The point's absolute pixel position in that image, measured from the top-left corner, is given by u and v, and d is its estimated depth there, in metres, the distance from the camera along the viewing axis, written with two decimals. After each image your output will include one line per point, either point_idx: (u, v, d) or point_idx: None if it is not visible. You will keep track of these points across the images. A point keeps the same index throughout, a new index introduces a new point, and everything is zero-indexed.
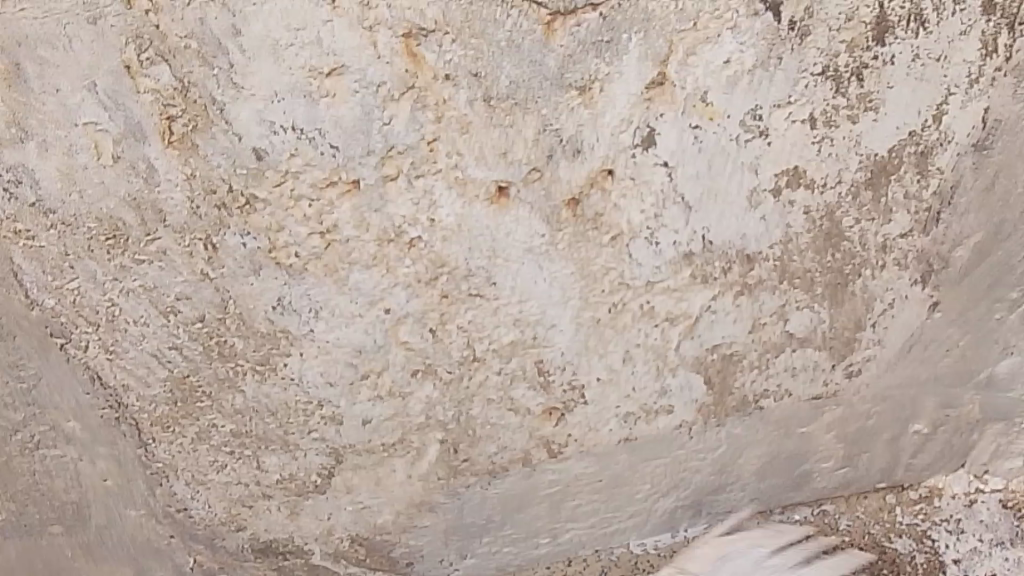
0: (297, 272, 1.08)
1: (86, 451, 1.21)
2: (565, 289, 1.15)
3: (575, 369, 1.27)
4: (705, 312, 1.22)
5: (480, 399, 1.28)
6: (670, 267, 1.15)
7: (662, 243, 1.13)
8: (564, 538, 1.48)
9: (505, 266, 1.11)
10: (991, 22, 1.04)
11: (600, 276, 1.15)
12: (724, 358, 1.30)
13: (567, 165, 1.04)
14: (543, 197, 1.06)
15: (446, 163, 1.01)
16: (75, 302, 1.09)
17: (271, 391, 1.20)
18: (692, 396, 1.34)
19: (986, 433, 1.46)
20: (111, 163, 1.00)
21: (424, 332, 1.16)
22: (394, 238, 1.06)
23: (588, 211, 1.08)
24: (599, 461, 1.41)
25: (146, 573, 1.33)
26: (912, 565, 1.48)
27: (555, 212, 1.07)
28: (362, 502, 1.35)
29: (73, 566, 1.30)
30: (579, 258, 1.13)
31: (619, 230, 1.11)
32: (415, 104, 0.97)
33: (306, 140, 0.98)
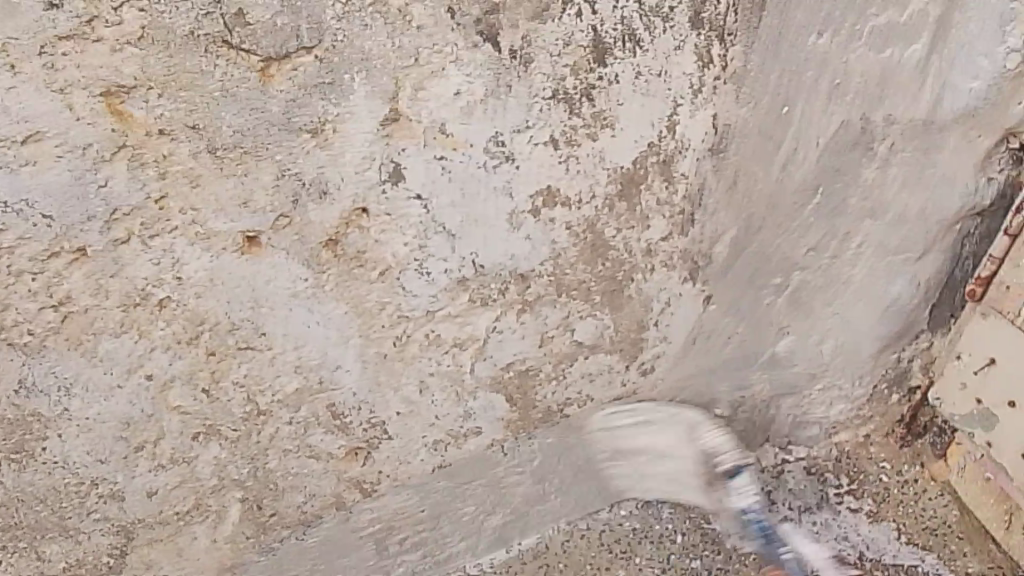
0: (36, 351, 0.98)
1: None
2: (341, 328, 1.12)
3: (371, 407, 1.25)
4: (492, 333, 1.24)
5: (275, 451, 1.22)
6: (446, 295, 1.17)
7: (435, 274, 1.14)
8: (396, 574, 1.45)
9: (272, 314, 1.07)
10: (701, 36, 1.10)
11: (375, 311, 1.13)
12: (521, 375, 1.33)
13: (316, 208, 1.01)
14: (296, 242, 1.02)
15: (183, 221, 0.96)
16: None
17: (34, 477, 1.11)
18: (496, 414, 1.36)
19: (781, 408, 1.52)
20: None
21: (196, 393, 1.10)
22: (140, 302, 0.99)
23: (349, 249, 1.06)
24: (417, 492, 1.39)
25: None
26: (731, 543, 1.49)
27: (314, 255, 1.04)
28: (167, 573, 1.28)
29: None
30: (349, 296, 1.10)
31: (386, 265, 1.09)
32: (132, 163, 0.91)
33: (13, 212, 0.90)
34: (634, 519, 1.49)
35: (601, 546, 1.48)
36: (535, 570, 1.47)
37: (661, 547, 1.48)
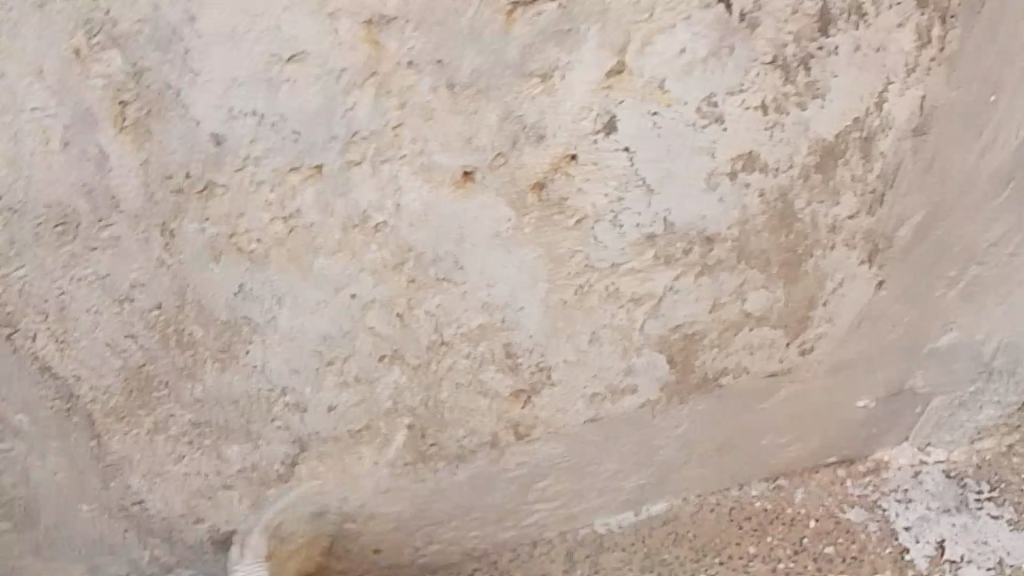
0: (260, 259, 1.04)
1: (36, 446, 1.19)
2: (532, 272, 1.16)
3: (543, 352, 1.28)
4: (669, 292, 1.26)
5: (448, 382, 1.27)
6: (633, 249, 1.18)
7: (627, 228, 1.15)
8: (529, 521, 1.53)
9: (473, 249, 1.10)
10: (926, 14, 1.07)
11: (565, 258, 1.16)
12: (687, 337, 1.34)
13: (530, 151, 1.03)
14: (507, 182, 1.05)
15: (411, 149, 0.99)
16: (23, 292, 1.01)
17: (233, 380, 1.18)
18: (657, 374, 1.38)
19: (928, 407, 1.57)
20: (60, 150, 0.91)
21: (391, 317, 1.15)
22: (359, 224, 1.04)
23: (553, 196, 1.08)
24: (566, 443, 1.43)
25: (100, 567, 1.36)
26: (865, 533, 1.54)
27: (520, 198, 1.07)
28: (332, 489, 1.36)
29: (23, 560, 1.32)
30: (545, 241, 1.13)
31: (584, 214, 1.12)
32: (378, 91, 0.93)
33: (268, 125, 0.93)
34: (765, 501, 1.60)
35: (731, 522, 1.57)
36: (665, 535, 1.56)
37: (793, 529, 1.56)
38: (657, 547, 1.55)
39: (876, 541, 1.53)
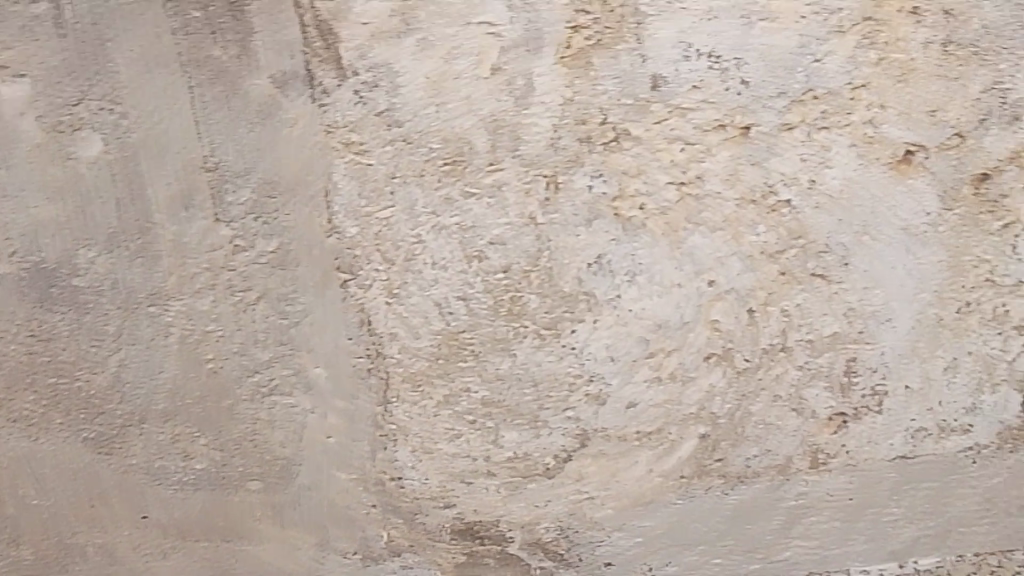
0: (633, 228, 0.99)
1: (320, 403, 1.14)
2: (923, 277, 1.04)
3: (887, 375, 1.12)
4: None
5: (767, 395, 1.14)
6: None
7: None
8: (781, 558, 1.33)
9: (871, 245, 1.02)
10: None
11: (969, 268, 1.04)
12: None
13: (995, 133, 0.98)
14: (951, 170, 0.99)
15: (861, 117, 0.97)
16: (378, 233, 0.97)
17: (544, 359, 1.16)
18: (1002, 417, 1.26)
19: None
20: (491, 75, 0.94)
21: (741, 314, 1.04)
22: (757, 200, 0.99)
23: (993, 192, 1.01)
24: (859, 477, 1.30)
25: (326, 548, 1.25)
26: None
27: (956, 189, 1.00)
28: (609, 501, 1.28)
29: (254, 529, 1.21)
30: (956, 244, 1.03)
31: (1015, 217, 1.01)
32: (861, 41, 0.95)
33: (718, 70, 0.95)
34: None
35: None
36: None
37: None
38: None
39: None
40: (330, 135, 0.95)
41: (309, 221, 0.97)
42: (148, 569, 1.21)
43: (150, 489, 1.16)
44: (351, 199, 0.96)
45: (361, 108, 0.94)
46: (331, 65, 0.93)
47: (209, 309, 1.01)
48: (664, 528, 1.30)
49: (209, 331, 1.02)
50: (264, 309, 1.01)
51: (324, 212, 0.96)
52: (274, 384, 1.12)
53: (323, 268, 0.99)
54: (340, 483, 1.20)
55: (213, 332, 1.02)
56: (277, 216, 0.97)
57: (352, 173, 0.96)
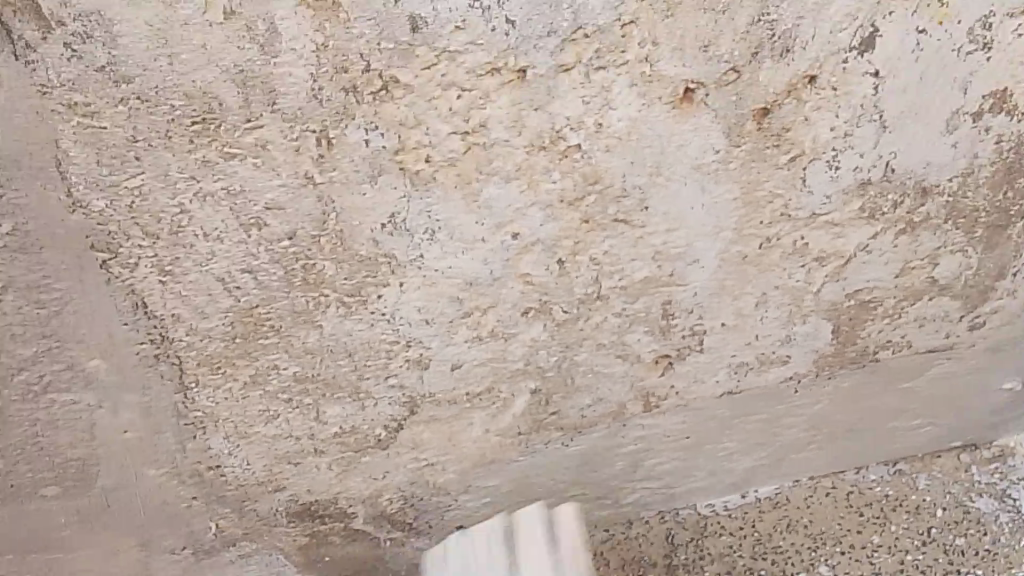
0: (422, 183, 0.90)
1: (109, 398, 1.01)
2: (721, 218, 1.02)
3: (702, 313, 1.14)
4: (858, 253, 1.12)
5: (591, 343, 1.14)
6: (841, 198, 1.05)
7: (841, 171, 1.02)
8: (629, 499, 1.43)
9: (664, 185, 0.98)
10: None
11: (763, 203, 1.02)
12: (860, 304, 1.21)
13: (770, 65, 0.90)
14: (732, 104, 0.92)
15: (637, 54, 0.86)
16: (133, 205, 0.84)
17: (354, 327, 1.03)
18: (814, 344, 1.25)
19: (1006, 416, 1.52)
20: (226, 21, 0.75)
21: (551, 265, 1.02)
22: (547, 145, 0.91)
23: (775, 124, 0.95)
24: (696, 417, 1.33)
25: (153, 543, 1.20)
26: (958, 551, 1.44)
27: (740, 123, 0.94)
28: (449, 464, 1.26)
29: (61, 534, 1.14)
30: (748, 178, 0.99)
31: (800, 149, 0.98)
32: None
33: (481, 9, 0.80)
34: (885, 486, 1.51)
35: (850, 508, 1.49)
36: (776, 520, 1.47)
37: (884, 532, 1.46)
38: (769, 532, 1.46)
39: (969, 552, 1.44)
40: (46, 97, 0.76)
41: (44, 197, 0.82)
42: None
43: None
44: (91, 170, 0.81)
45: (78, 64, 0.75)
46: (30, 17, 0.71)
47: None
48: (516, 487, 1.33)
49: None
50: (14, 301, 0.89)
51: (60, 187, 0.82)
52: (47, 382, 0.97)
53: (75, 250, 0.86)
54: (149, 479, 1.12)
55: None
56: (5, 190, 0.81)
57: (83, 140, 0.79)
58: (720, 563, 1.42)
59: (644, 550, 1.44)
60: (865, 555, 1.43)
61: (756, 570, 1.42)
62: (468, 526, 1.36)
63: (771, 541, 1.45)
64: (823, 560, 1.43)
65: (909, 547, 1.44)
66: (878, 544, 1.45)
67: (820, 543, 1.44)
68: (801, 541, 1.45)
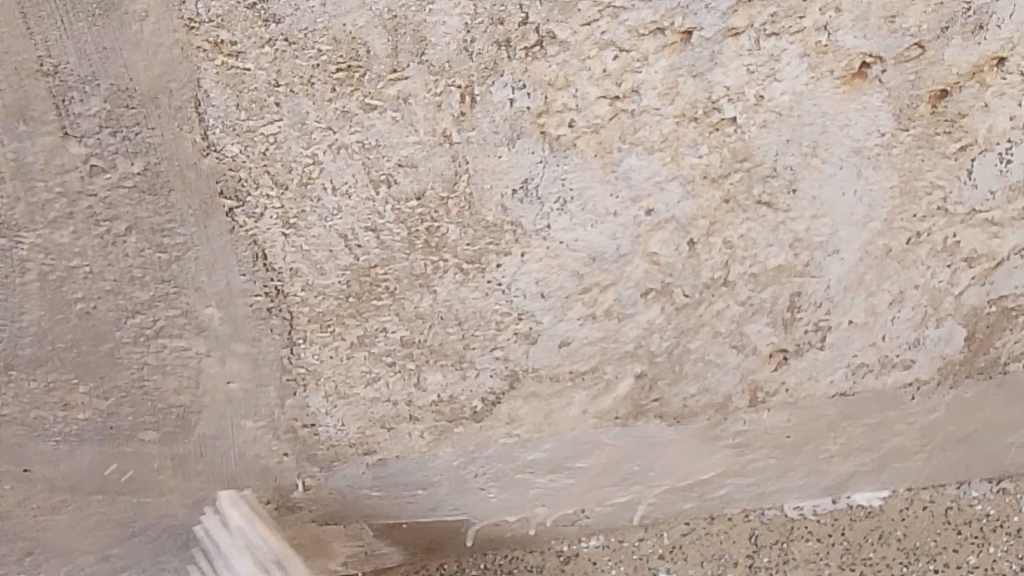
0: (561, 148, 0.86)
1: (218, 347, 1.00)
2: (872, 208, 0.95)
3: (829, 308, 1.07)
4: (1011, 256, 1.04)
5: (707, 331, 1.08)
6: (1007, 194, 0.97)
7: (1014, 165, 0.94)
8: (714, 494, 1.36)
9: (818, 168, 0.91)
10: None
11: (920, 194, 0.95)
12: (1002, 312, 1.13)
13: (957, 45, 0.84)
14: (908, 83, 0.85)
15: (815, 22, 0.80)
16: (265, 153, 0.82)
17: (468, 295, 0.99)
18: (944, 350, 1.17)
19: None
20: None
21: (680, 245, 0.97)
22: (699, 117, 0.85)
23: (951, 109, 0.88)
24: (801, 416, 1.26)
25: (242, 495, 1.19)
26: None
27: (912, 105, 0.87)
28: (539, 442, 1.22)
29: (157, 479, 1.14)
30: (910, 166, 0.92)
31: (973, 139, 0.91)
32: None
33: None
34: (987, 505, 1.41)
35: (947, 525, 1.40)
36: (869, 530, 1.39)
37: (981, 552, 1.39)
38: (860, 541, 1.39)
39: None
40: (192, 32, 0.74)
41: (178, 137, 0.80)
42: (45, 520, 1.16)
43: (29, 443, 1.07)
44: (228, 112, 0.79)
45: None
46: None
47: (72, 242, 0.86)
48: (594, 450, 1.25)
49: (75, 268, 0.88)
50: (136, 242, 0.87)
51: (195, 128, 0.79)
52: (160, 327, 0.96)
53: (202, 196, 0.84)
54: (247, 431, 1.11)
55: (78, 268, 0.89)
56: (141, 127, 0.79)
57: (225, 81, 0.77)
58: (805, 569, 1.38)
59: (726, 548, 1.38)
60: None
61: None
62: (546, 505, 1.32)
63: (861, 551, 1.38)
64: None
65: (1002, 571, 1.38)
66: (973, 566, 1.38)
67: (914, 560, 1.38)
68: (893, 555, 1.38)
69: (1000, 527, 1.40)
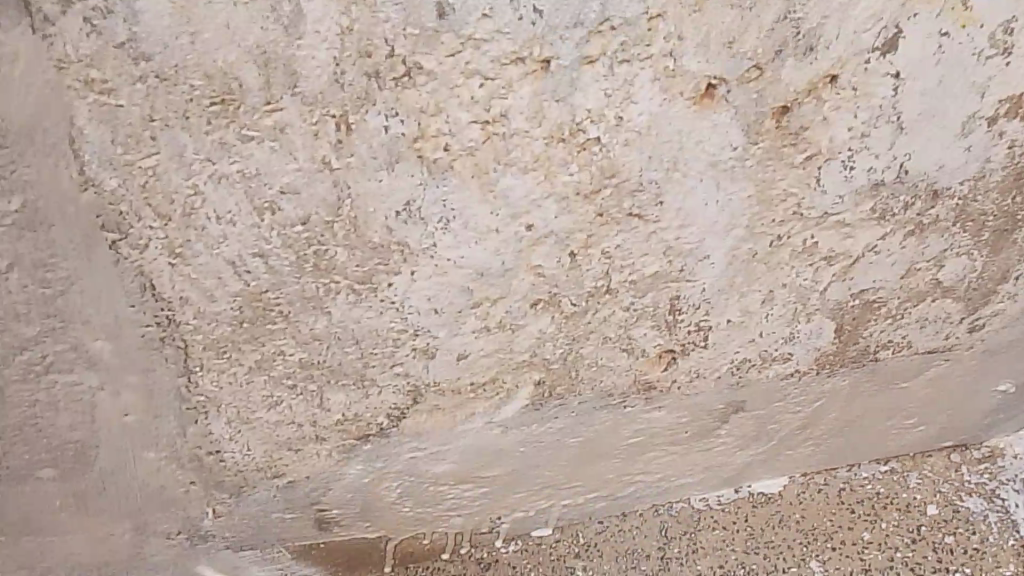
0: (439, 171, 0.90)
1: (111, 380, 1.00)
2: (735, 214, 1.03)
3: (708, 310, 1.15)
4: (868, 253, 1.14)
5: (597, 338, 1.14)
6: (854, 199, 1.06)
7: (856, 173, 1.03)
8: (623, 494, 1.44)
9: (681, 182, 0.98)
10: None
11: (778, 202, 1.03)
12: (865, 305, 1.22)
13: (792, 65, 0.91)
14: (753, 101, 0.93)
15: (661, 48, 0.86)
16: (146, 185, 0.83)
17: (363, 315, 1.02)
18: (816, 344, 1.26)
19: (1003, 429, 1.56)
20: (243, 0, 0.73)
21: (562, 257, 1.02)
22: (566, 137, 0.90)
23: (795, 123, 0.96)
24: (692, 413, 1.33)
25: (148, 526, 1.19)
26: (948, 547, 1.44)
27: (759, 121, 0.95)
28: (451, 451, 1.25)
29: (57, 517, 1.13)
30: (765, 176, 1.00)
31: (818, 149, 0.99)
32: None
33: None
34: (876, 484, 1.52)
35: (841, 504, 1.50)
36: (769, 515, 1.48)
37: (876, 526, 1.46)
38: (761, 527, 1.47)
39: (959, 546, 1.44)
40: (63, 73, 0.74)
41: (55, 174, 0.80)
42: None
43: None
44: (105, 148, 0.79)
45: (96, 40, 0.73)
46: None
47: None
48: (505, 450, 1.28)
49: None
50: (19, 279, 0.87)
51: (72, 164, 0.80)
52: (49, 362, 0.95)
53: (83, 229, 0.85)
54: (148, 463, 1.11)
55: None
56: (16, 166, 0.79)
57: (100, 118, 0.77)
58: (714, 557, 1.43)
59: (639, 543, 1.44)
60: (856, 551, 1.44)
61: (748, 564, 1.42)
62: (461, 515, 1.37)
63: (763, 535, 1.46)
64: (815, 555, 1.44)
65: (899, 544, 1.44)
66: (868, 540, 1.45)
67: (813, 539, 1.45)
68: (792, 536, 1.46)
69: (890, 504, 1.50)
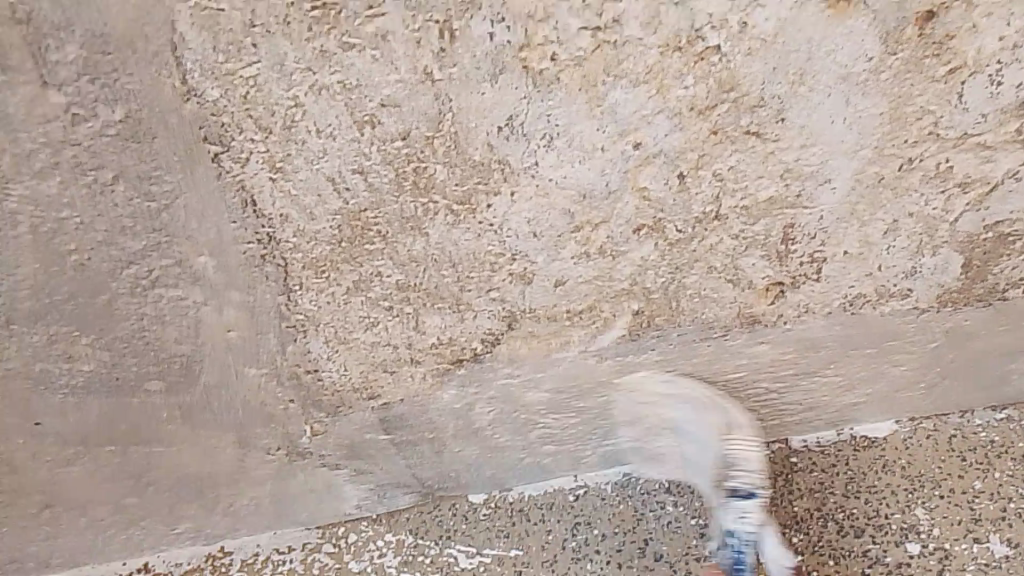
0: (546, 83, 0.85)
1: (214, 297, 1.01)
2: (863, 132, 0.95)
3: (824, 239, 1.07)
4: (1007, 180, 1.04)
5: (702, 266, 1.09)
6: (997, 118, 0.96)
7: (1004, 88, 0.93)
8: None
9: (807, 96, 0.90)
10: None
11: (913, 120, 0.94)
12: (999, 238, 1.13)
13: None
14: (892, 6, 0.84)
15: None
16: (247, 95, 0.81)
17: (460, 238, 1.00)
18: (940, 280, 1.17)
19: None
20: None
21: (671, 178, 0.96)
22: (683, 47, 0.84)
23: (937, 31, 0.87)
24: (799, 348, 1.26)
25: (250, 440, 1.22)
26: None
27: (900, 29, 0.86)
28: (546, 379, 1.23)
29: (164, 428, 1.17)
30: (899, 91, 0.91)
31: (963, 61, 0.90)
32: None
33: None
34: (991, 432, 1.42)
35: (950, 453, 1.40)
36: (874, 459, 1.40)
37: (988, 478, 1.36)
38: (864, 470, 1.39)
39: None
40: None
41: (157, 82, 0.79)
42: (59, 473, 1.18)
43: (37, 396, 1.08)
44: (206, 55, 0.78)
45: None
46: None
47: (59, 193, 0.87)
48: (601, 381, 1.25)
49: (65, 220, 0.89)
50: (125, 192, 0.88)
51: (173, 72, 0.79)
52: (154, 277, 0.97)
53: (187, 141, 0.84)
54: (249, 379, 1.13)
55: (69, 220, 0.89)
56: (118, 74, 0.78)
57: (200, 22, 0.76)
58: (811, 498, 1.36)
59: None
60: (965, 500, 1.34)
61: (849, 508, 1.34)
62: (553, 445, 1.35)
63: (865, 480, 1.37)
64: (921, 502, 1.34)
65: (1012, 495, 1.34)
66: (979, 490, 1.35)
67: (919, 486, 1.36)
68: (898, 482, 1.36)
69: (1005, 453, 1.39)
